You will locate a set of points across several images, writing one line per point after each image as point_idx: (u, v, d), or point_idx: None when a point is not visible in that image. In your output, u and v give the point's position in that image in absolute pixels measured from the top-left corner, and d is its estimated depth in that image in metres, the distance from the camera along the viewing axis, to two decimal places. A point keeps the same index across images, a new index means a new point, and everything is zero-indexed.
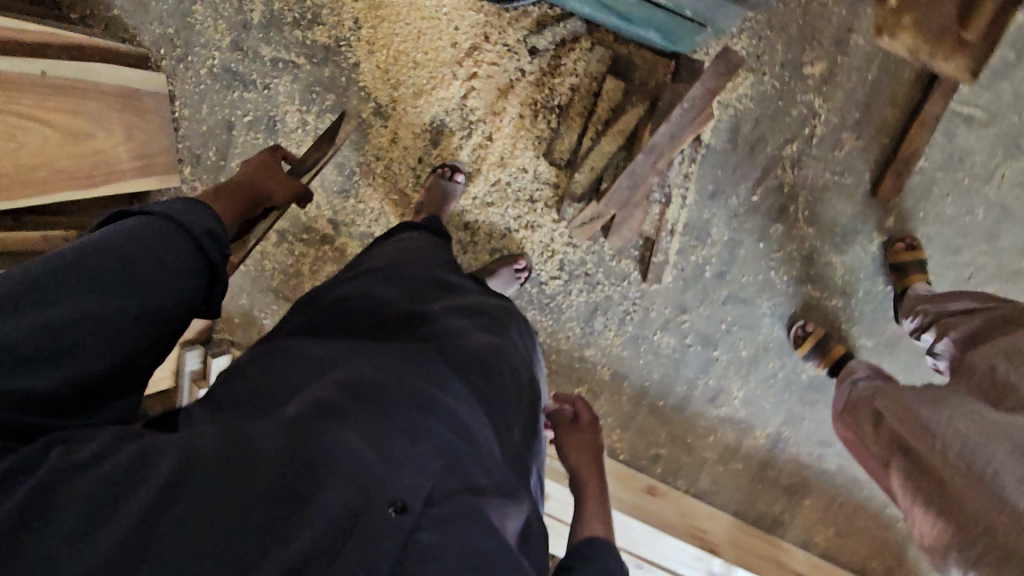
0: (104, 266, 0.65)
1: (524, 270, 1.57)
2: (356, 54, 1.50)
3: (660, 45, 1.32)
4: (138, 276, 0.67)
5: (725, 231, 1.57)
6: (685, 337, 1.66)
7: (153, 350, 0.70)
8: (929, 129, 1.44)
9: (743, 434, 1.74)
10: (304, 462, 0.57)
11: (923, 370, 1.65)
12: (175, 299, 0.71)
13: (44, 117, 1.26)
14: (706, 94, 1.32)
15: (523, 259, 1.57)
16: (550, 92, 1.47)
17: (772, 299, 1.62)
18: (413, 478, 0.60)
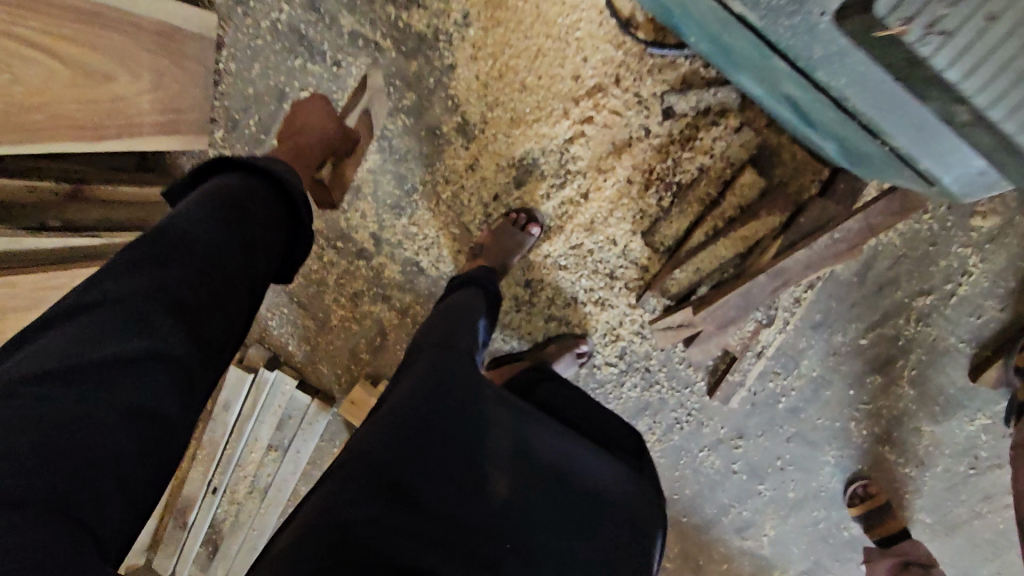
0: (209, 229, 0.75)
1: (586, 355, 1.36)
2: (454, 55, 1.22)
3: (830, 156, 1.07)
4: (238, 229, 0.78)
5: (816, 367, 1.36)
6: (733, 462, 1.47)
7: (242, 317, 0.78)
8: None
9: (760, 569, 1.57)
10: None
11: (975, 562, 1.48)
12: (268, 246, 0.81)
13: (56, 47, 0.96)
14: (864, 229, 1.08)
15: (586, 342, 1.36)
16: (673, 164, 1.21)
17: (842, 449, 1.43)
18: None
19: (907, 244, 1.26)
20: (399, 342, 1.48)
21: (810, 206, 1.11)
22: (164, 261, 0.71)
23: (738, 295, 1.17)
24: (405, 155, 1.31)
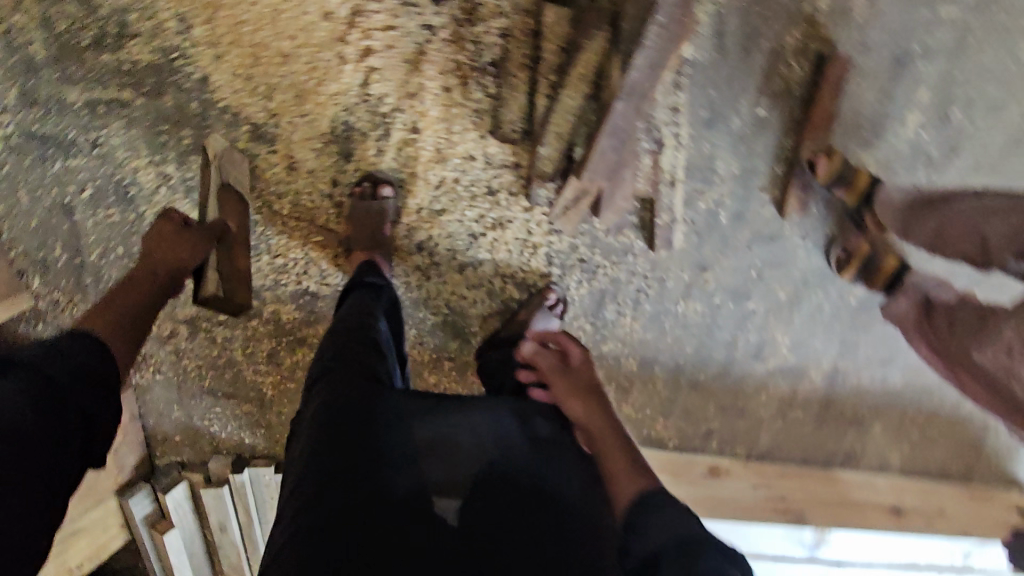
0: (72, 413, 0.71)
1: (558, 302, 1.32)
2: (200, 65, 1.07)
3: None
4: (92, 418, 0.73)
5: (733, 162, 1.27)
6: (713, 297, 1.39)
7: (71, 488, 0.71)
8: None
9: (796, 380, 1.52)
10: None
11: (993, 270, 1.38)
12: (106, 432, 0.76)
13: None
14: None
15: (553, 291, 1.30)
16: (474, 46, 1.09)
17: (801, 225, 1.35)
18: None
19: None
20: None
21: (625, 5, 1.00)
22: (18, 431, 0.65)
23: (610, 134, 1.04)
24: None
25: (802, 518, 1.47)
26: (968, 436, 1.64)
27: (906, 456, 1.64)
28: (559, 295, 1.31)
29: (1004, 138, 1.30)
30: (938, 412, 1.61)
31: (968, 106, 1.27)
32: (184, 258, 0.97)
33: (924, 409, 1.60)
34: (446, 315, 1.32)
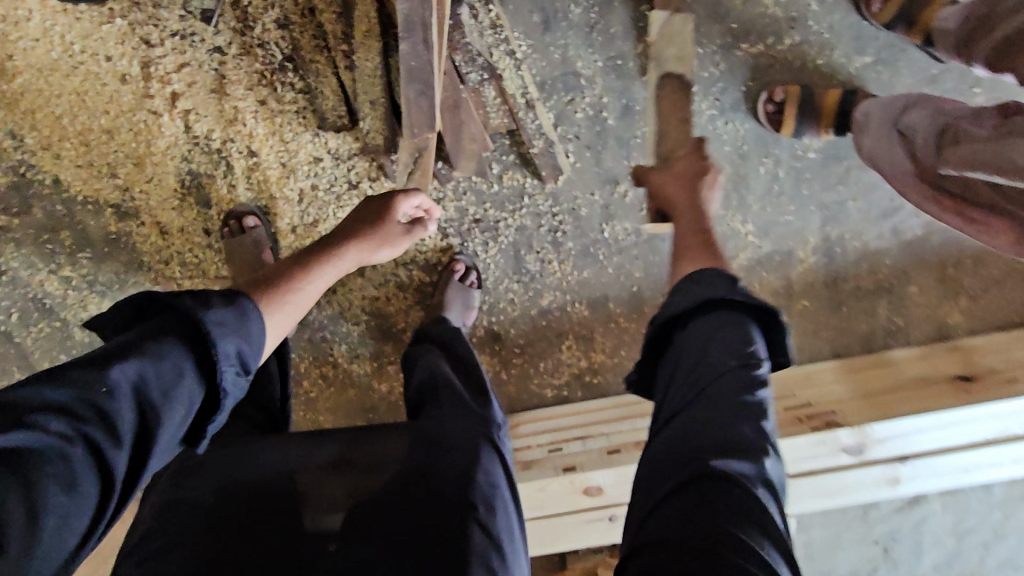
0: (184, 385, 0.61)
1: (469, 273, 1.23)
2: (47, 169, 1.12)
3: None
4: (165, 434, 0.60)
5: (593, 57, 1.12)
6: (639, 209, 1.22)
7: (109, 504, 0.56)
8: None
9: (786, 268, 1.30)
10: None
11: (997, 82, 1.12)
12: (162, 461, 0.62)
13: None
14: None
15: (460, 262, 1.22)
16: (264, 49, 1.05)
17: (704, 95, 1.16)
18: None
19: None
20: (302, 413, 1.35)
21: None
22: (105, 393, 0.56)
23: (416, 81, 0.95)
24: (119, 278, 1.21)
25: (834, 420, 1.21)
26: None
27: (963, 311, 1.35)
28: (467, 265, 1.23)
29: None
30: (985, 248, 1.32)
31: None
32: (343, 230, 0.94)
33: (964, 250, 1.32)
34: (368, 322, 1.29)
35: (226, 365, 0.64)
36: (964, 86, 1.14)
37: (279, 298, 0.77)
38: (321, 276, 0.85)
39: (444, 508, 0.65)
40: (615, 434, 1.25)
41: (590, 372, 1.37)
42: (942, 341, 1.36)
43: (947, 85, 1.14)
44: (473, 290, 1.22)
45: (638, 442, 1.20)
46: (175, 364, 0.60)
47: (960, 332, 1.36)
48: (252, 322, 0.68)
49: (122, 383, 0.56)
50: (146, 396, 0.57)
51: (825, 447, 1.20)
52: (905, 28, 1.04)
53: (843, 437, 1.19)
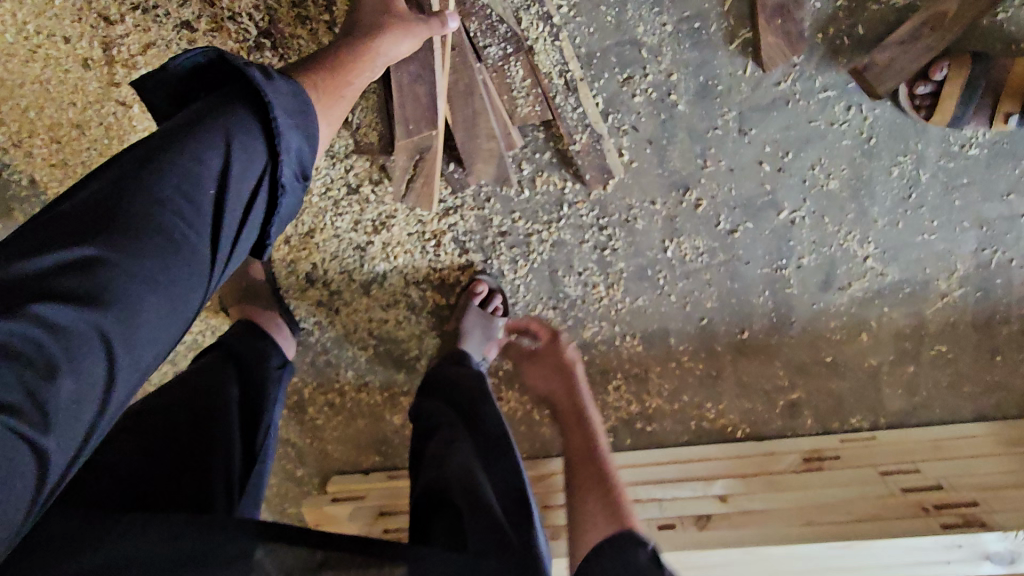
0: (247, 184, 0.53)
1: (492, 297, 0.98)
2: (19, 169, 1.00)
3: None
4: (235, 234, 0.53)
5: (660, 19, 0.83)
6: (717, 222, 0.93)
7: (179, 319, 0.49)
8: None
9: (919, 303, 0.96)
10: None
11: None
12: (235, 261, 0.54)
13: None
14: None
15: (482, 283, 0.98)
16: (239, 23, 0.84)
17: (819, 69, 0.83)
18: None
19: None
20: (307, 442, 1.20)
21: None
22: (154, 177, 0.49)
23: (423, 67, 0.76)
24: None
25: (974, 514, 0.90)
26: None
27: None
28: (491, 287, 0.99)
29: None
30: None
31: None
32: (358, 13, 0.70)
33: None
34: (377, 347, 1.09)
35: (284, 162, 0.55)
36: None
37: (309, 96, 0.59)
38: (357, 73, 0.65)
39: None
40: (670, 503, 0.99)
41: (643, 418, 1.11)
42: None
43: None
44: (500, 321, 0.99)
45: (697, 520, 0.96)
46: (249, 144, 0.52)
47: None
48: (307, 113, 0.57)
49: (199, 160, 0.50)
50: (225, 181, 0.51)
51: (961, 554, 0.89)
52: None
53: (990, 541, 0.87)
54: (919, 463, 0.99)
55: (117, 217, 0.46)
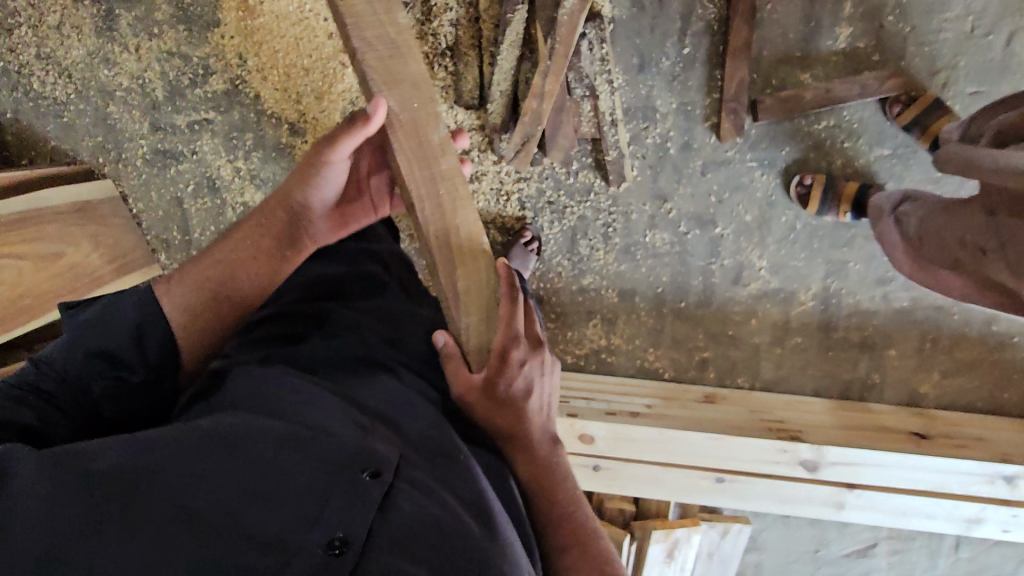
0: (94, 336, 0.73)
1: (534, 241, 1.53)
2: (253, 86, 1.53)
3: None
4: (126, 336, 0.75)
5: (670, 99, 1.44)
6: (678, 225, 1.52)
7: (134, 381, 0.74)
8: None
9: (787, 305, 1.56)
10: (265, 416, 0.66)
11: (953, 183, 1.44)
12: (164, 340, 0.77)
13: (12, 251, 1.34)
14: None
15: (528, 230, 1.54)
16: (434, 37, 1.41)
17: (752, 149, 1.46)
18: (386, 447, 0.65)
19: None
20: None
21: None
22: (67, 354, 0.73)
23: (431, 107, 0.81)
24: (275, 178, 1.60)
25: (796, 435, 1.44)
26: (1003, 357, 1.53)
27: (933, 384, 1.56)
28: (534, 235, 1.54)
29: (951, 35, 1.34)
30: (963, 334, 1.54)
31: (900, 13, 1.34)
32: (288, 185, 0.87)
33: (945, 331, 1.54)
34: None
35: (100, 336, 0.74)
36: (957, 189, 1.44)
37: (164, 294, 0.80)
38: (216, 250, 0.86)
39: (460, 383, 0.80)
40: (614, 403, 1.54)
41: (606, 350, 1.64)
42: (912, 406, 1.57)
43: (945, 190, 1.42)
44: (534, 256, 1.53)
45: (631, 413, 1.50)
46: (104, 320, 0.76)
47: (928, 402, 1.57)
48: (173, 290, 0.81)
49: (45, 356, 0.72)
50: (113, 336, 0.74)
51: (786, 457, 1.42)
52: (918, 133, 1.34)
53: (801, 450, 1.41)
54: (774, 410, 1.55)
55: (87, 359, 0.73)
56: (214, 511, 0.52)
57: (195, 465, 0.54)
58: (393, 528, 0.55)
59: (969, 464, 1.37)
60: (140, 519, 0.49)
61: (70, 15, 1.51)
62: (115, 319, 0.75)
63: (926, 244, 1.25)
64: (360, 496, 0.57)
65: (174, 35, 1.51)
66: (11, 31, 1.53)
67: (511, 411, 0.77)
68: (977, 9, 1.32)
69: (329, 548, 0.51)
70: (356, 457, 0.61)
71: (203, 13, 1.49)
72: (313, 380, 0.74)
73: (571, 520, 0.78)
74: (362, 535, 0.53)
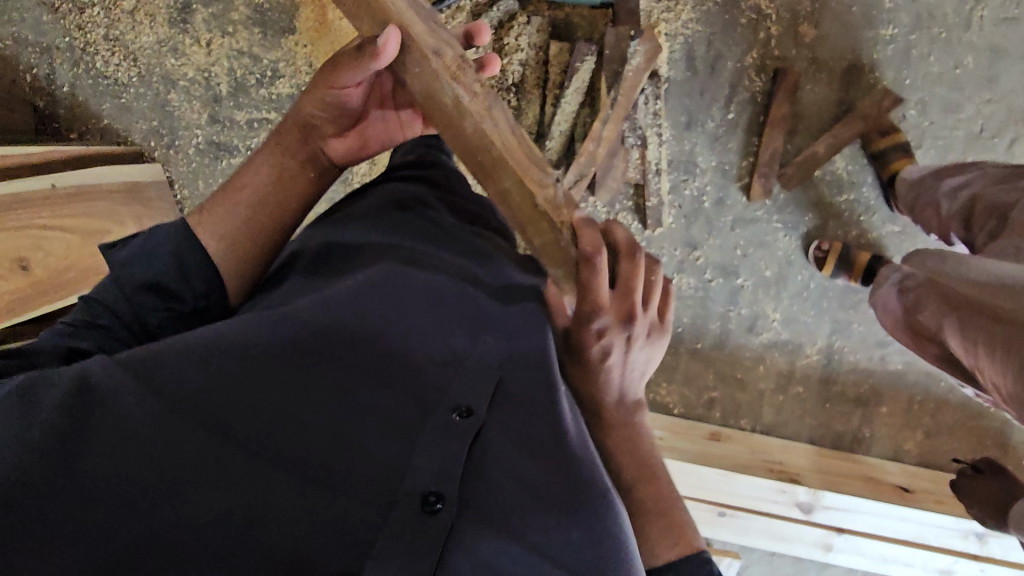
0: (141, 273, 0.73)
1: None
2: None
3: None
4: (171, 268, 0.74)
5: (711, 157, 1.56)
6: (704, 272, 1.64)
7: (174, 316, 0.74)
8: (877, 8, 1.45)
9: (793, 356, 1.68)
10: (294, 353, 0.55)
11: None
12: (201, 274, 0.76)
13: (64, 225, 1.35)
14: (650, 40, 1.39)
15: None
16: (502, 74, 1.49)
17: (780, 211, 1.59)
18: (471, 386, 0.58)
19: (706, 25, 1.47)
20: None
21: (608, 41, 1.42)
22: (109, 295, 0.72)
23: (426, 68, 0.77)
24: None
25: (794, 478, 1.55)
26: (978, 423, 1.69)
27: (915, 441, 1.71)
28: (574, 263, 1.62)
29: (961, 133, 1.50)
30: (946, 399, 1.69)
31: (920, 108, 1.50)
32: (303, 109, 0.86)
33: (929, 393, 1.69)
34: None
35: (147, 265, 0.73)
36: None
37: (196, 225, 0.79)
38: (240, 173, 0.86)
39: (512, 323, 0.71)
40: None
41: None
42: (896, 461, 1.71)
43: None
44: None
45: None
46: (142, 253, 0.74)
47: (909, 458, 1.71)
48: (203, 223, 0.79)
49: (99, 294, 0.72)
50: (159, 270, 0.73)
51: (784, 497, 1.53)
52: None
53: (799, 492, 1.53)
54: (774, 452, 1.65)
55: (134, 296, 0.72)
56: (302, 451, 0.48)
57: (280, 396, 0.51)
58: (489, 484, 0.51)
59: (945, 519, 1.51)
60: (229, 456, 0.46)
61: (145, 3, 1.55)
62: (151, 250, 0.74)
63: (904, 314, 1.32)
64: (451, 437, 0.52)
65: (246, 35, 1.55)
66: (82, 10, 1.55)
67: (592, 378, 0.76)
68: (986, 113, 1.49)
69: (424, 504, 0.47)
70: (447, 395, 0.56)
71: (278, 19, 1.54)
72: (353, 305, 0.62)
73: (655, 484, 0.74)
74: (457, 489, 0.48)
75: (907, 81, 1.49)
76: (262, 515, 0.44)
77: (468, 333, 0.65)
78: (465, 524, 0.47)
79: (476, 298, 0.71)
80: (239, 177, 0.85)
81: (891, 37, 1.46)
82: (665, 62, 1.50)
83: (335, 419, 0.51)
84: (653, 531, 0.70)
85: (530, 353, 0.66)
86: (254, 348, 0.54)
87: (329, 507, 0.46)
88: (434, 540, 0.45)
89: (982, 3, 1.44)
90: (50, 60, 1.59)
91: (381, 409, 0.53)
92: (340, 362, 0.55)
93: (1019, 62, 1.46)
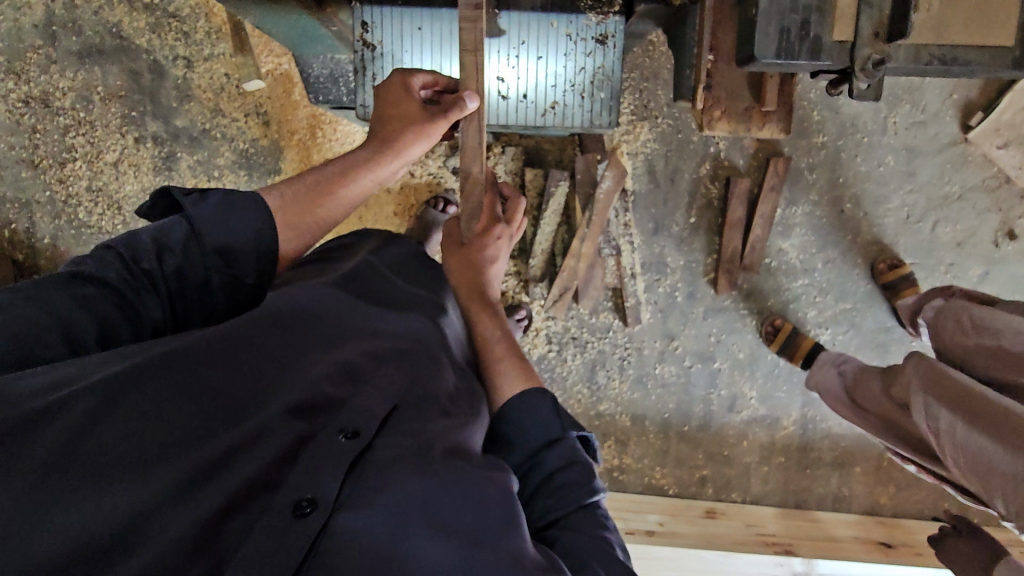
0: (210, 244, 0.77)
1: (525, 318, 1.64)
2: None
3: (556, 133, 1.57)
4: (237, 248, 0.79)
5: (678, 257, 1.70)
6: (683, 360, 1.76)
7: (200, 296, 0.78)
8: (803, 122, 1.67)
9: (772, 429, 1.81)
10: (185, 388, 0.60)
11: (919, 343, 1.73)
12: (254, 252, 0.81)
13: None
14: (618, 169, 1.58)
15: (522, 309, 1.65)
16: None
17: (745, 299, 1.73)
18: (364, 411, 0.66)
19: (661, 144, 1.65)
20: None
21: (579, 168, 1.59)
22: (167, 247, 0.75)
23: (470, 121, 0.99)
24: None
25: (790, 551, 1.58)
26: None
27: (890, 495, 1.85)
28: (527, 313, 1.65)
29: (892, 220, 1.70)
30: None
31: (855, 202, 1.69)
32: (362, 157, 0.96)
33: None
34: None
35: (219, 236, 0.78)
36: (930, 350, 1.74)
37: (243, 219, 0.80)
38: (307, 214, 0.89)
39: (404, 351, 0.79)
40: (622, 521, 1.65)
41: (618, 469, 1.81)
42: (874, 515, 1.83)
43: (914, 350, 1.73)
44: (520, 327, 1.63)
45: (646, 532, 1.62)
46: (218, 220, 0.78)
47: (887, 511, 1.85)
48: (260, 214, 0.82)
49: (156, 237, 0.75)
50: (224, 239, 0.78)
51: (781, 569, 1.55)
52: (884, 292, 1.69)
53: (794, 563, 1.55)
54: (766, 522, 1.72)
55: (186, 265, 0.76)
56: (177, 473, 0.54)
57: (163, 421, 0.57)
58: (368, 491, 0.59)
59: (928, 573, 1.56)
60: (112, 472, 0.52)
61: (129, 153, 1.59)
62: (233, 220, 0.79)
63: (861, 395, 1.42)
64: (334, 455, 0.60)
65: (233, 178, 1.61)
66: (64, 164, 1.58)
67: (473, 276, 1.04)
68: (911, 203, 1.69)
69: (296, 509, 0.55)
70: (334, 418, 0.64)
71: (264, 161, 1.60)
72: (248, 345, 0.69)
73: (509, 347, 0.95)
74: (330, 496, 0.57)
75: (842, 179, 1.69)
76: (135, 534, 0.50)
77: (375, 363, 0.74)
78: (336, 525, 0.56)
79: (384, 334, 0.80)
80: (288, 208, 0.87)
81: (822, 144, 1.67)
82: (630, 178, 1.66)
83: (222, 445, 0.58)
84: (505, 371, 0.90)
85: (427, 376, 0.77)
86: (155, 375, 0.60)
87: (192, 525, 0.52)
88: (299, 544, 0.53)
89: (894, 111, 1.66)
90: (30, 214, 1.59)
91: (263, 432, 0.60)
92: (229, 401, 0.62)
93: (931, 158, 1.68)
